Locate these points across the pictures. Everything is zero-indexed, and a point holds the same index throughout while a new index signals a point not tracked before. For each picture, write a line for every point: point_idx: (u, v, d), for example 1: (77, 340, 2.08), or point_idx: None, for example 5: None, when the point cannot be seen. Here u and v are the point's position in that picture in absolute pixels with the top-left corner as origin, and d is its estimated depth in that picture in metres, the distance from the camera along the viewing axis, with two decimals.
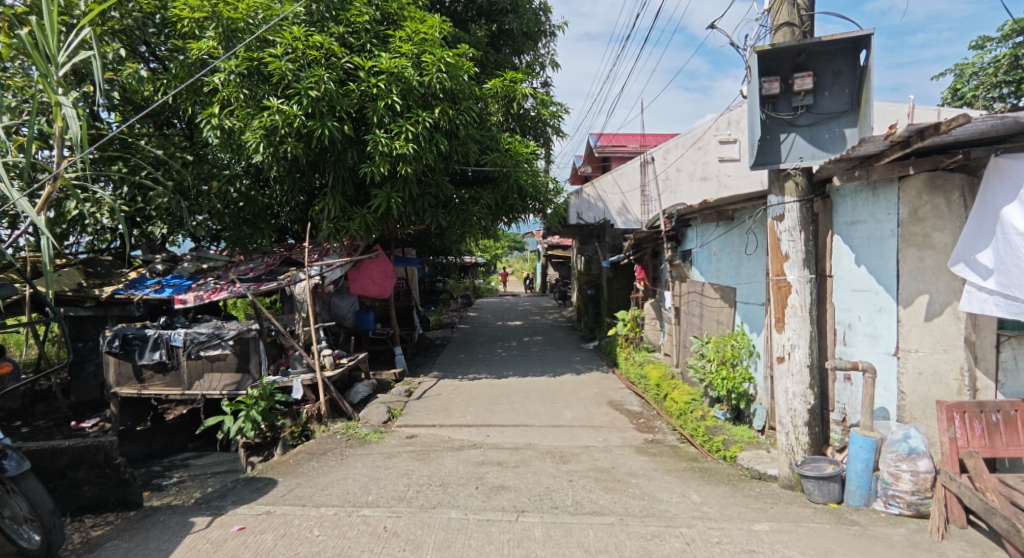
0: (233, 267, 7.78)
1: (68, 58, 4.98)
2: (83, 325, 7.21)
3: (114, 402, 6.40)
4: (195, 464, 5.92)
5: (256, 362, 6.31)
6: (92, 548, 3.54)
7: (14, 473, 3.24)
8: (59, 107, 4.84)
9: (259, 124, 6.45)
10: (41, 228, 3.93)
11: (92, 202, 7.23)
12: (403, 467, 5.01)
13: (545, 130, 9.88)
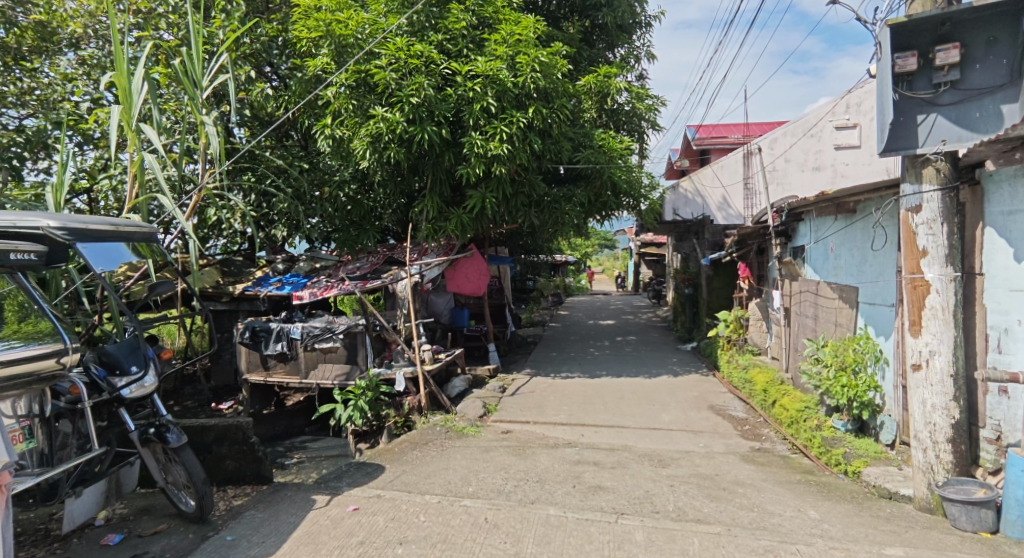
0: (342, 266, 8.10)
1: (211, 83, 5.86)
2: (220, 319, 8.08)
3: (245, 388, 7.06)
4: (312, 447, 6.40)
5: (363, 354, 6.75)
6: (234, 516, 3.96)
7: (174, 445, 3.65)
8: (204, 126, 5.61)
9: (365, 132, 6.83)
10: (183, 222, 4.90)
11: (228, 209, 8.08)
12: (500, 461, 5.13)
13: (640, 124, 9.70)
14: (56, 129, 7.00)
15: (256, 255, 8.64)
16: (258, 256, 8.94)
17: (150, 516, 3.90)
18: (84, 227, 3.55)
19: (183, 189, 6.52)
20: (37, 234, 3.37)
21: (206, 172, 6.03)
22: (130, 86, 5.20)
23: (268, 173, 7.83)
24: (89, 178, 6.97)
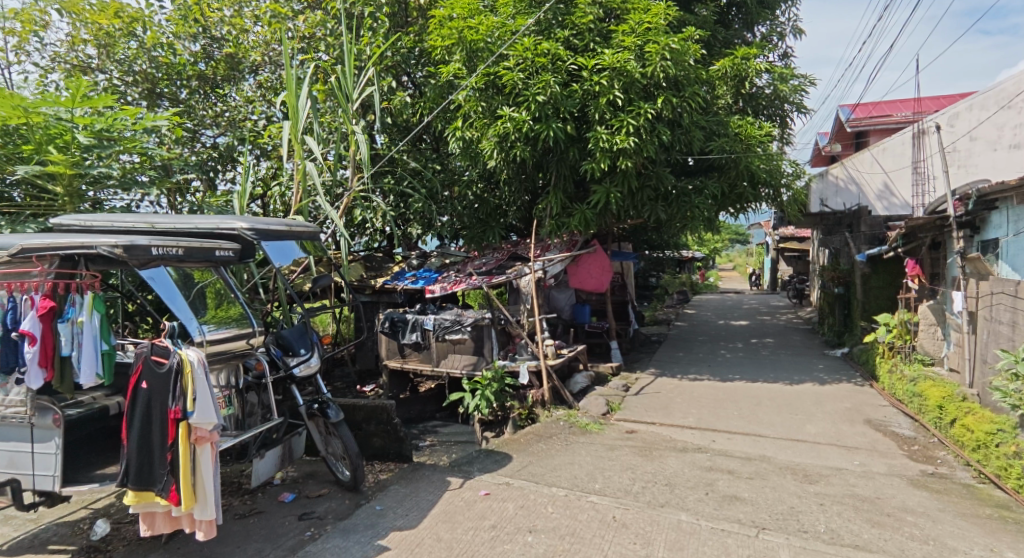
0: (470, 262, 8.31)
1: (360, 96, 6.38)
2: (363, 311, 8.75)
3: (384, 372, 7.59)
4: (442, 432, 6.70)
5: (489, 346, 6.93)
6: (381, 489, 4.28)
7: (334, 420, 4.02)
8: (354, 134, 6.16)
9: (493, 133, 6.95)
10: (333, 216, 5.45)
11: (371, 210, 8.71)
12: (626, 460, 5.01)
13: (783, 107, 8.97)
14: (240, 144, 8.06)
15: (394, 251, 9.13)
16: (395, 253, 9.34)
17: (313, 480, 4.36)
18: (268, 228, 4.07)
19: (335, 193, 7.12)
20: (234, 235, 3.94)
21: (355, 175, 6.64)
22: (296, 102, 5.87)
23: (405, 176, 8.29)
24: (263, 185, 7.94)
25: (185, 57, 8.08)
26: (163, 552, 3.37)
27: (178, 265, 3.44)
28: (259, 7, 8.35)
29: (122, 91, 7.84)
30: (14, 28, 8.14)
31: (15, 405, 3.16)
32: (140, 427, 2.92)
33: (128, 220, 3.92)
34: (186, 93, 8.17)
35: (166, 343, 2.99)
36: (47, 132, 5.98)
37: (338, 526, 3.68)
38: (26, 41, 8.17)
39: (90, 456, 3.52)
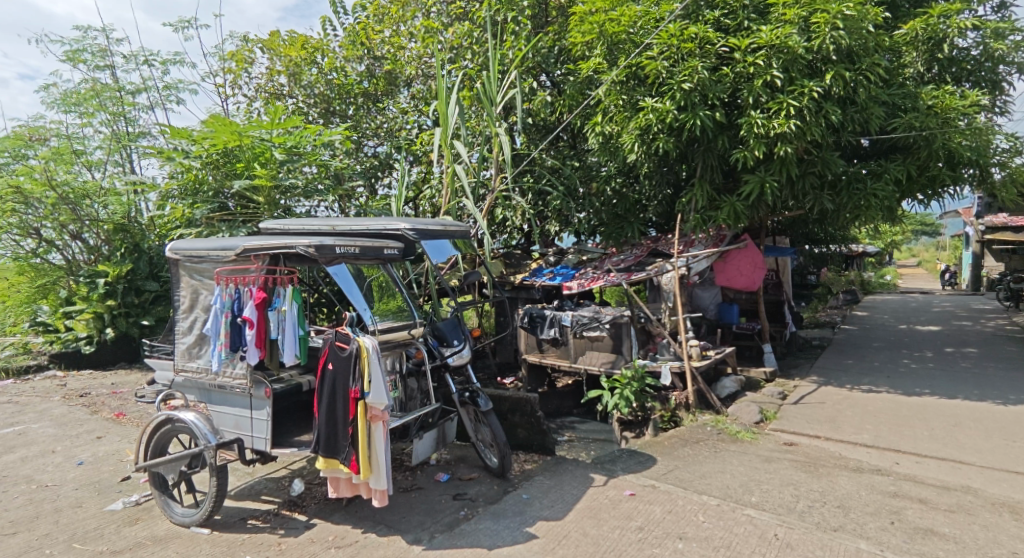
0: (607, 258, 8.01)
1: (504, 99, 6.55)
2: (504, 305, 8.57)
3: (522, 366, 7.35)
4: (580, 428, 6.40)
5: (628, 345, 6.48)
6: (526, 478, 4.39)
7: (484, 409, 4.21)
8: (498, 135, 6.36)
9: (635, 125, 6.68)
10: (478, 213, 5.67)
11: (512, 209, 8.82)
12: (787, 474, 4.59)
13: (993, 72, 7.57)
14: (398, 153, 8.68)
15: (531, 248, 8.95)
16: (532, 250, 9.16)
17: (464, 464, 4.60)
18: (426, 228, 4.38)
19: (480, 194, 7.37)
20: (397, 235, 4.30)
21: (498, 176, 6.82)
22: (447, 110, 6.22)
23: (544, 173, 8.22)
24: (418, 190, 8.49)
25: (353, 77, 8.91)
26: (342, 514, 3.79)
27: (354, 261, 3.81)
28: (415, 25, 8.92)
29: (305, 112, 8.94)
30: (228, 67, 9.63)
31: (237, 378, 3.69)
32: (328, 403, 3.32)
33: (312, 223, 4.51)
34: (354, 110, 9.01)
35: (348, 331, 3.37)
36: (253, 152, 7.16)
37: (489, 509, 3.83)
38: (236, 77, 9.64)
39: (291, 424, 4.06)
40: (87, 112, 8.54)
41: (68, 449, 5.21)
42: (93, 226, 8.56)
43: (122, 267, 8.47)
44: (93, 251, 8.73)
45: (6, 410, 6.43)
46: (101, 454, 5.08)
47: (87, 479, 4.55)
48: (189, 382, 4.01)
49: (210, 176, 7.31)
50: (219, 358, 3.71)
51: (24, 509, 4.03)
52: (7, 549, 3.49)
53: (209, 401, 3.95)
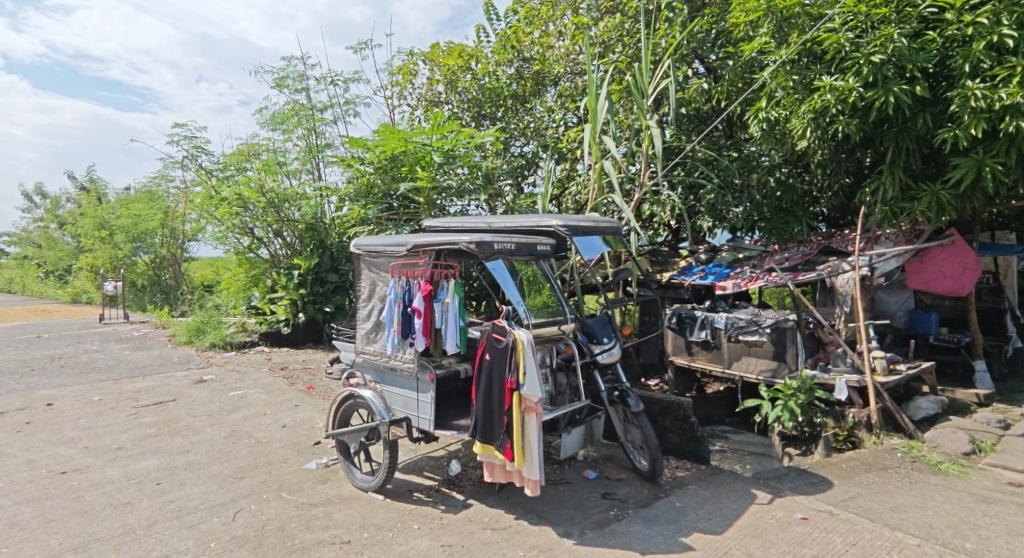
0: (769, 257, 7.38)
1: (656, 90, 6.28)
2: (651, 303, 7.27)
3: (670, 368, 6.89)
4: (735, 439, 5.89)
5: (792, 353, 5.74)
6: (680, 486, 4.20)
7: (634, 409, 4.08)
8: (649, 127, 6.10)
9: (808, 107, 6.02)
10: (626, 209, 5.43)
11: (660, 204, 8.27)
12: (1010, 520, 3.84)
13: None
14: (544, 151, 8.66)
15: (680, 245, 8.38)
16: (680, 247, 8.60)
17: (612, 464, 4.54)
18: (578, 224, 4.31)
19: (628, 189, 7.19)
20: (550, 232, 4.33)
21: (647, 169, 6.47)
22: (596, 105, 6.02)
23: (698, 165, 7.73)
24: (562, 188, 8.28)
25: (504, 80, 9.14)
26: (497, 497, 3.96)
27: (511, 257, 3.94)
28: (565, 22, 8.87)
29: (460, 117, 9.42)
30: (396, 80, 10.51)
31: (407, 362, 4.02)
32: (484, 391, 3.46)
33: (468, 220, 4.73)
34: (503, 112, 9.25)
35: (504, 324, 3.49)
36: (416, 157, 7.75)
37: (640, 512, 3.74)
38: (402, 89, 10.49)
39: (450, 408, 4.32)
40: (288, 129, 9.87)
41: (275, 413, 6.09)
42: (290, 226, 9.86)
43: (312, 261, 9.69)
44: (290, 247, 10.06)
45: (230, 377, 7.70)
46: (299, 420, 5.85)
47: (289, 439, 5.28)
48: (366, 362, 4.44)
49: (380, 180, 8.04)
50: (393, 343, 4.07)
51: (247, 459, 4.79)
52: (236, 490, 4.18)
53: (382, 381, 4.36)
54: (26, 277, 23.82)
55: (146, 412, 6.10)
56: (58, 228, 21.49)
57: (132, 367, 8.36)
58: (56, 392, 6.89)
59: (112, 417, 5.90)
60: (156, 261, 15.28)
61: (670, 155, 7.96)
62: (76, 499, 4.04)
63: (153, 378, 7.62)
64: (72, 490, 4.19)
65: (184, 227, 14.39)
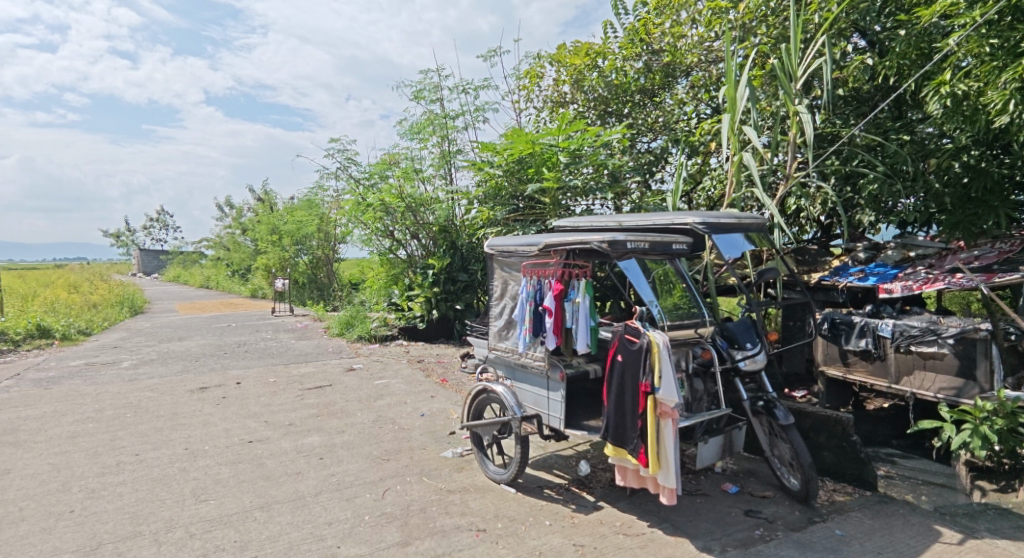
0: (952, 255, 6.40)
1: (807, 72, 5.71)
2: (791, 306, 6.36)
3: (820, 379, 6.22)
4: (904, 464, 5.16)
5: (985, 369, 4.79)
6: (840, 512, 3.78)
7: (783, 422, 3.75)
8: (797, 114, 5.56)
9: (1011, 76, 5.01)
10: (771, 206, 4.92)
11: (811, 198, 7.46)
12: None
13: None
14: (675, 146, 8.17)
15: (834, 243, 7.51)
16: (834, 245, 7.67)
17: (756, 479, 4.21)
18: (718, 221, 4.00)
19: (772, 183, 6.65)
20: (686, 229, 4.06)
21: (794, 160, 5.88)
22: (735, 93, 5.55)
23: (859, 153, 6.79)
24: (694, 183, 7.85)
25: (631, 75, 8.68)
26: (629, 502, 3.85)
27: (644, 256, 3.81)
28: (699, 9, 8.37)
29: (585, 116, 9.13)
30: (523, 84, 10.68)
31: (538, 360, 4.09)
32: (617, 392, 3.40)
33: (599, 220, 4.63)
34: (631, 108, 8.85)
35: (637, 325, 3.37)
36: (543, 158, 7.85)
37: (791, 536, 3.43)
38: (530, 92, 10.64)
39: (580, 408, 4.30)
40: (424, 138, 10.48)
41: (414, 402, 6.49)
42: (425, 229, 10.42)
43: (445, 260, 10.17)
44: (425, 248, 10.63)
45: (375, 366, 8.36)
46: (435, 410, 6.18)
47: (428, 427, 5.59)
48: (498, 359, 4.57)
49: (508, 183, 8.23)
50: (525, 341, 4.15)
51: (392, 443, 5.15)
52: (384, 471, 4.51)
53: (513, 378, 4.46)
54: (218, 276, 27.98)
55: (309, 394, 6.82)
56: (240, 233, 24.90)
57: (297, 354, 9.42)
58: (241, 372, 7.96)
59: (284, 397, 6.68)
60: (314, 261, 17.05)
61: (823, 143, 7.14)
62: (260, 465, 4.62)
63: (313, 365, 8.51)
64: (256, 456, 4.81)
65: (336, 231, 15.91)
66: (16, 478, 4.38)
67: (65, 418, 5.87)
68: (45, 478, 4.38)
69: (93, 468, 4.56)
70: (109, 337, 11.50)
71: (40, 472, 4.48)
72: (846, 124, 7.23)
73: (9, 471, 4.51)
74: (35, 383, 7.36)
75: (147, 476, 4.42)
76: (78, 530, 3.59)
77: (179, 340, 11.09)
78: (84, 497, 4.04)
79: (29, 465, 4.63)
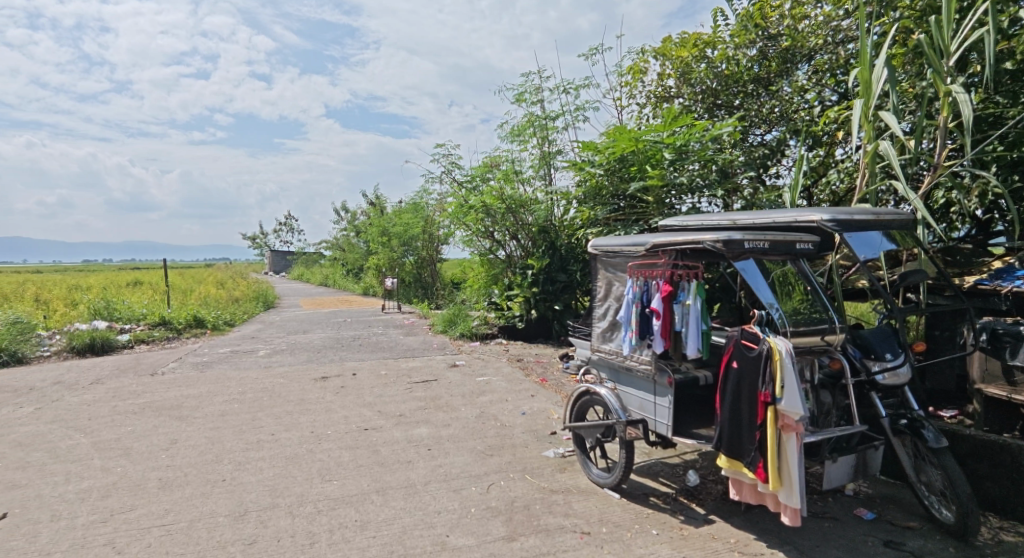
0: None
1: (961, 46, 5.02)
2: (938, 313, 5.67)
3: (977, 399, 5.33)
4: None
5: None
6: (1007, 552, 3.29)
7: (933, 446, 3.36)
8: (951, 95, 4.89)
9: None
10: (920, 202, 4.36)
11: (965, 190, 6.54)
12: None
13: None
14: (794, 137, 7.54)
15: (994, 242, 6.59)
16: (995, 242, 6.74)
17: (897, 507, 3.78)
18: (851, 218, 3.64)
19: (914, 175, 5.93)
20: (812, 227, 3.73)
21: (945, 148, 5.18)
22: (872, 75, 4.99)
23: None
24: (816, 177, 7.24)
25: (745, 63, 8.15)
26: (743, 519, 3.62)
27: (763, 257, 3.57)
28: None
29: (692, 110, 8.63)
30: (626, 80, 10.42)
31: (643, 363, 3.95)
32: (731, 401, 3.20)
33: (714, 218, 4.38)
34: (742, 99, 8.27)
35: (757, 331, 3.16)
36: (646, 155, 7.65)
37: None
38: (633, 88, 10.36)
39: (689, 416, 4.11)
40: (524, 139, 10.57)
41: (515, 400, 6.55)
42: (524, 229, 10.44)
43: (544, 261, 10.14)
44: (524, 248, 10.65)
45: (477, 364, 8.56)
46: (536, 409, 6.19)
47: (529, 426, 5.62)
48: (602, 360, 4.48)
49: (610, 181, 8.06)
50: (630, 343, 4.03)
51: (496, 439, 5.23)
52: (488, 465, 4.59)
53: (617, 380, 4.35)
54: (336, 275, 30.11)
55: (417, 387, 7.12)
56: (353, 235, 26.64)
57: (405, 349, 9.87)
58: (357, 364, 8.48)
59: (394, 389, 7.02)
60: (419, 261, 17.80)
61: (983, 127, 6.17)
62: (375, 452, 4.88)
63: (420, 360, 8.87)
64: (372, 443, 5.09)
65: (439, 232, 16.50)
66: (181, 447, 4.98)
67: (216, 398, 6.58)
68: (202, 449, 4.93)
69: (239, 443, 5.07)
70: (248, 328, 12.77)
71: (198, 444, 5.06)
72: (1014, 102, 6.12)
73: (176, 441, 5.14)
74: (192, 366, 8.34)
75: (283, 453, 4.83)
76: (230, 497, 4.01)
77: (304, 332, 12.05)
78: (234, 468, 4.51)
79: (189, 437, 5.24)
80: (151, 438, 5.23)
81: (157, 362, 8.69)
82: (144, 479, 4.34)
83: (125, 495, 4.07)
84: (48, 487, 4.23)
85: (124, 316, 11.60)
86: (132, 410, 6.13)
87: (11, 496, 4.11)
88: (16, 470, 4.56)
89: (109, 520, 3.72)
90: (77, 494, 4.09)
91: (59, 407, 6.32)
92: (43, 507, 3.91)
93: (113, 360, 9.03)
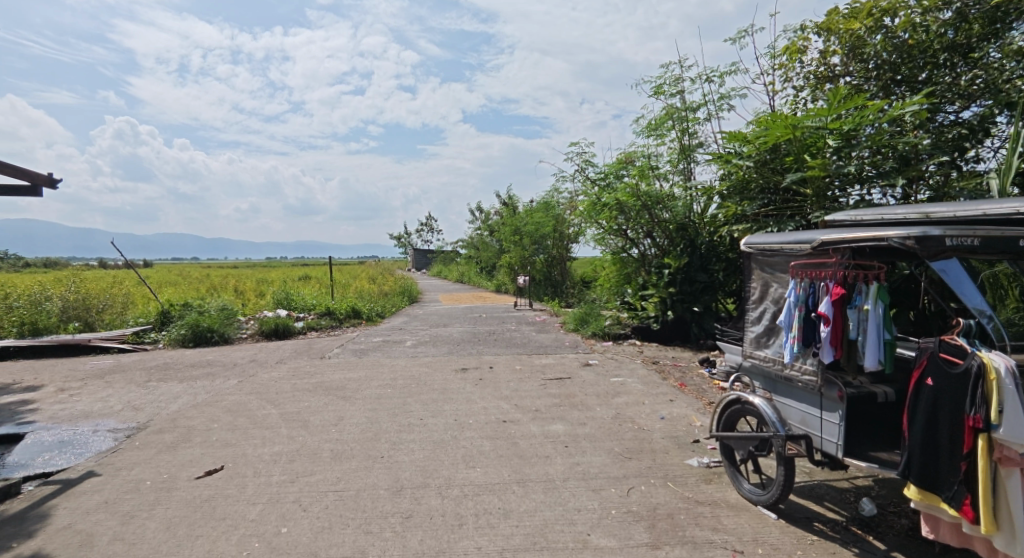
0: None
1: None
2: None
3: None
4: None
5: None
6: None
7: None
8: None
9: None
10: None
11: None
12: None
13: None
14: (1003, 112, 6.31)
15: None
16: None
17: None
18: None
19: None
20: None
21: None
22: None
23: None
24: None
25: (935, 30, 7.04)
26: None
27: (970, 257, 3.03)
28: None
29: (863, 89, 7.63)
30: (780, 62, 9.55)
31: (807, 375, 3.54)
32: (923, 424, 2.73)
33: (901, 210, 3.82)
34: (930, 71, 7.14)
35: (960, 342, 2.66)
36: (806, 143, 6.94)
37: None
38: (789, 69, 9.46)
39: (863, 436, 3.63)
40: (662, 133, 10.13)
41: (652, 404, 6.30)
42: (662, 226, 10.02)
43: (682, 260, 9.54)
44: (660, 247, 10.25)
45: (610, 363, 8.39)
46: (675, 414, 5.90)
47: (669, 431, 5.36)
48: (755, 368, 4.10)
49: (762, 172, 7.44)
50: (791, 352, 3.61)
51: (634, 442, 5.05)
52: (628, 468, 4.44)
53: (774, 390, 3.97)
54: (472, 272, 31.42)
55: (551, 384, 7.14)
56: (488, 235, 27.57)
57: (539, 345, 9.98)
58: (495, 358, 8.73)
59: (530, 384, 7.11)
60: (551, 260, 17.91)
61: None
62: (515, 444, 4.95)
63: (554, 357, 8.91)
64: (511, 435, 5.18)
65: (571, 230, 16.47)
66: (346, 424, 5.46)
67: (372, 382, 7.14)
68: (363, 427, 5.37)
69: (394, 425, 5.44)
70: (397, 320, 13.74)
71: (360, 422, 5.51)
72: None
73: (342, 418, 5.65)
74: (353, 353, 9.15)
75: (431, 438, 5.09)
76: (388, 473, 4.31)
77: (445, 325, 12.72)
78: (390, 447, 4.83)
79: (353, 416, 5.73)
80: (323, 414, 5.81)
81: (324, 348, 9.67)
82: (319, 449, 4.82)
83: (306, 461, 4.55)
84: (250, 448, 4.86)
85: (300, 305, 13.06)
86: (307, 388, 6.87)
87: (224, 452, 4.79)
88: (227, 431, 5.31)
89: (295, 481, 4.17)
90: (271, 456, 4.64)
91: (253, 381, 7.28)
92: (247, 464, 4.50)
93: (291, 343, 10.21)
